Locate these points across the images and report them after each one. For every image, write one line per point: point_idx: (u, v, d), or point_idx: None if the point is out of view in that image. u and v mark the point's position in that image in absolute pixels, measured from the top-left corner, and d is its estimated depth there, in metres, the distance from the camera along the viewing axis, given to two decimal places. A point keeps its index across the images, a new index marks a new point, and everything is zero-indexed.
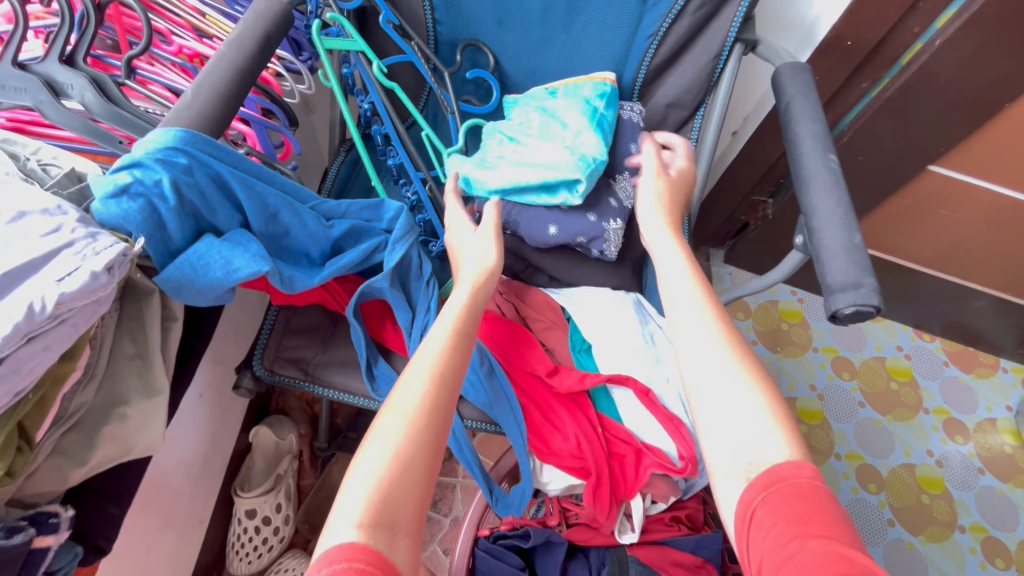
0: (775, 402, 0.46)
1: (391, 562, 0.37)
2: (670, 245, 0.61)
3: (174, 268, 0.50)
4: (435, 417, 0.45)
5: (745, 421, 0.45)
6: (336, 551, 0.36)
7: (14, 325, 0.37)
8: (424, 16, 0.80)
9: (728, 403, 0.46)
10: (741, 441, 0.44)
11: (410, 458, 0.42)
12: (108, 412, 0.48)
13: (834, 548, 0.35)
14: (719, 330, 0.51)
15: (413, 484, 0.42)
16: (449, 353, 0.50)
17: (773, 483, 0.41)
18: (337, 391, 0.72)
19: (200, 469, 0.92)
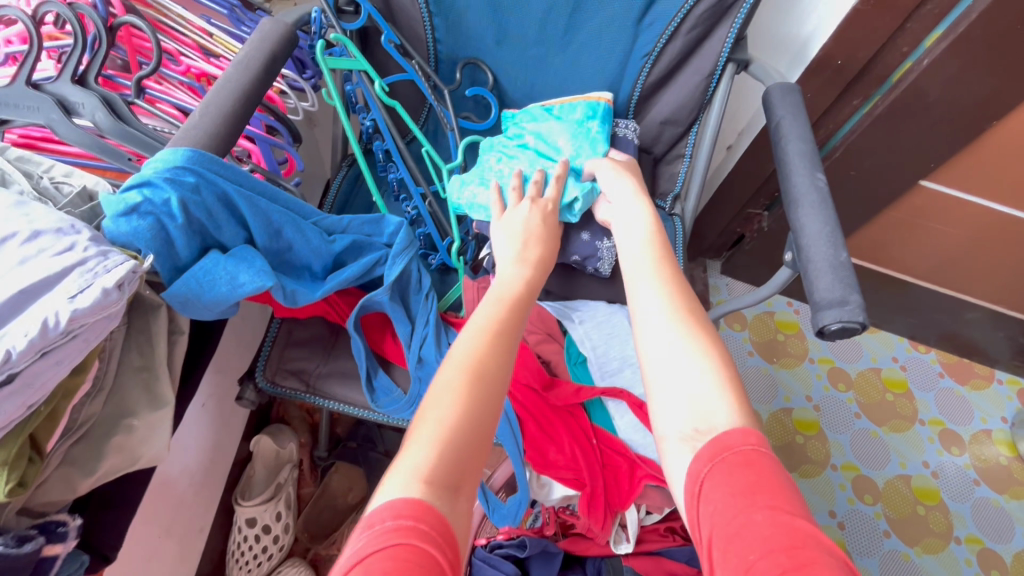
0: (726, 368, 0.46)
1: (452, 528, 0.38)
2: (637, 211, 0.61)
3: (181, 284, 0.52)
4: (491, 373, 0.47)
5: (696, 390, 0.45)
6: (401, 506, 0.38)
7: (29, 340, 0.38)
8: (425, 35, 0.82)
9: (679, 372, 0.46)
10: (690, 410, 0.44)
11: (470, 419, 0.44)
12: (115, 424, 0.49)
13: (779, 519, 0.36)
14: (673, 299, 0.51)
15: (471, 445, 0.43)
16: (508, 315, 0.51)
17: (720, 451, 0.41)
18: (337, 403, 0.73)
19: (201, 477, 0.93)
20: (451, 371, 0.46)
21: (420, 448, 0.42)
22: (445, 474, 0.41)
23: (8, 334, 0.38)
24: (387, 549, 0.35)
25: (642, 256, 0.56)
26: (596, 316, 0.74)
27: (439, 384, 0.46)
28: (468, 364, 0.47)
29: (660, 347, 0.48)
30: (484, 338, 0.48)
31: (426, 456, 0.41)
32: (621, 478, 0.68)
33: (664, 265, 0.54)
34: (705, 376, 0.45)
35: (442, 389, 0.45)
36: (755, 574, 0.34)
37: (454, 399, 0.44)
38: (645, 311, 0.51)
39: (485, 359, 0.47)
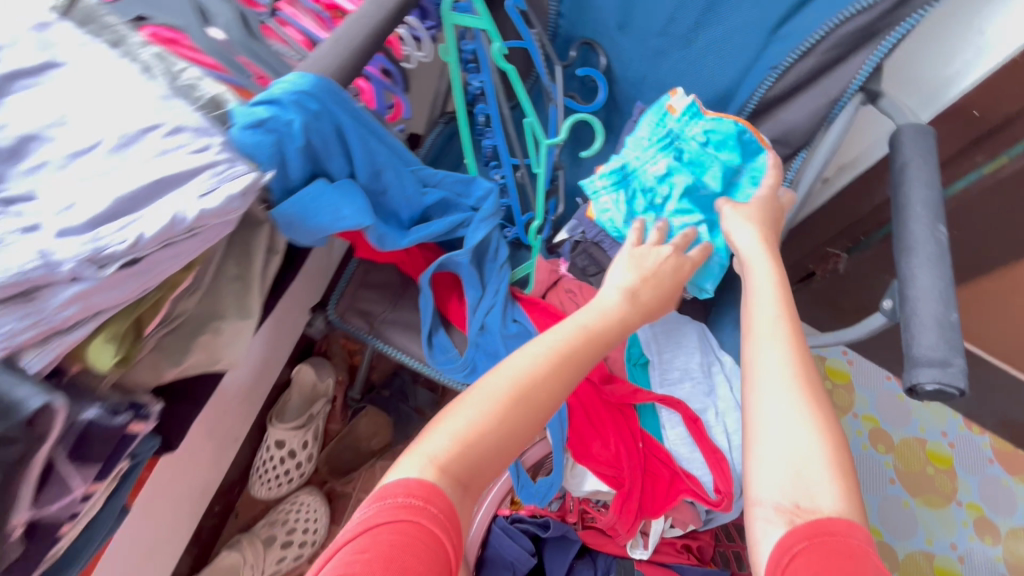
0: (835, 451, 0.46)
1: (456, 517, 0.42)
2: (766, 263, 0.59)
3: (290, 205, 0.53)
4: (540, 405, 0.48)
5: (799, 458, 0.46)
6: (414, 485, 0.41)
7: (157, 229, 0.40)
8: (549, 7, 0.82)
9: (783, 436, 0.47)
10: (790, 483, 0.45)
11: (488, 436, 0.46)
12: (204, 323, 0.52)
13: None
14: (792, 370, 0.50)
15: (487, 457, 0.46)
16: (571, 345, 0.51)
17: (817, 533, 0.42)
18: (394, 349, 0.75)
19: (246, 391, 0.98)
20: (502, 382, 0.48)
21: (441, 437, 0.45)
22: (457, 468, 0.44)
23: (141, 219, 0.40)
24: (394, 525, 0.40)
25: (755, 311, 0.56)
26: (666, 320, 0.72)
27: (480, 388, 0.48)
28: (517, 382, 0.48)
29: (770, 407, 0.49)
30: (547, 363, 0.49)
31: (444, 446, 0.44)
32: (659, 487, 0.67)
33: (786, 324, 0.53)
34: (816, 452, 0.46)
35: (487, 396, 0.47)
36: None
37: (488, 409, 0.46)
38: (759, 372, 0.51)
39: (533, 388, 0.48)
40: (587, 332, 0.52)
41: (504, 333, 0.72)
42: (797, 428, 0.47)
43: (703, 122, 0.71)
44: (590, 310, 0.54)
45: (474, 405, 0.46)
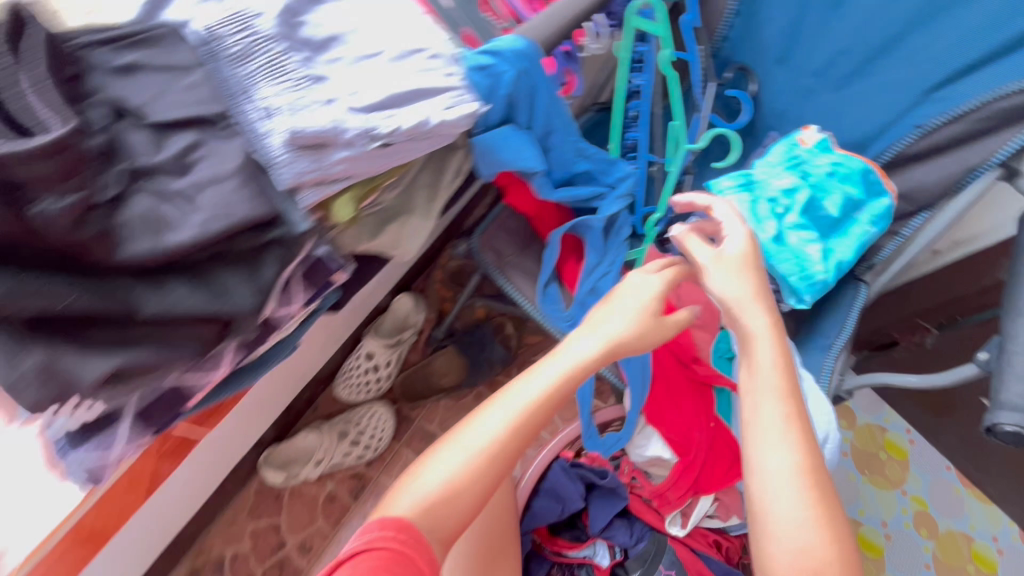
0: (836, 530, 0.49)
1: (425, 541, 0.49)
2: (761, 329, 0.56)
3: (487, 136, 0.64)
4: (510, 452, 0.54)
5: (802, 536, 0.48)
6: (388, 521, 0.50)
7: (413, 125, 0.52)
8: (719, 30, 0.91)
9: (790, 514, 0.49)
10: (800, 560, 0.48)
11: (461, 489, 0.51)
12: (397, 215, 0.64)
13: None
14: (794, 451, 0.51)
15: (460, 505, 0.51)
16: (540, 403, 0.54)
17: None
18: (512, 288, 0.85)
19: (358, 302, 1.11)
20: (470, 449, 0.52)
21: (411, 491, 0.51)
22: (429, 515, 0.50)
23: (403, 115, 0.52)
24: (373, 549, 0.48)
25: (755, 386, 0.55)
26: None
27: (448, 446, 0.53)
28: (486, 446, 0.53)
29: (777, 486, 0.50)
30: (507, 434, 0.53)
31: (415, 497, 0.51)
32: (717, 466, 0.76)
33: (786, 405, 0.53)
34: (818, 534, 0.48)
35: (452, 461, 0.52)
36: None
37: (455, 468, 0.52)
38: (763, 449, 0.52)
39: (501, 446, 0.53)
40: (552, 390, 0.55)
41: None
42: (799, 511, 0.49)
43: (831, 155, 0.79)
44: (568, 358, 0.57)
45: (442, 465, 0.52)
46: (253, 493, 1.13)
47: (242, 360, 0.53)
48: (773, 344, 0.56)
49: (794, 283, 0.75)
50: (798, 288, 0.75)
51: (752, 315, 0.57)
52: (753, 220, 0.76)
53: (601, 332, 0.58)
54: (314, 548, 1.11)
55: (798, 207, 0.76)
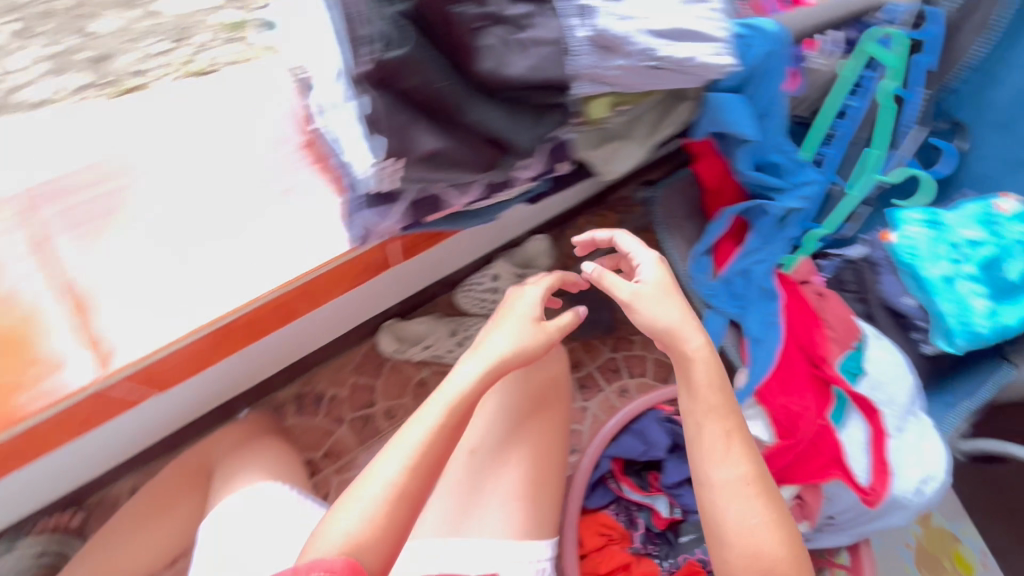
0: (788, 531, 0.56)
1: (360, 568, 0.51)
2: (687, 351, 0.64)
3: (721, 96, 0.72)
4: (436, 451, 0.59)
5: (756, 537, 0.55)
6: (316, 564, 0.49)
7: (682, 58, 0.61)
8: (948, 81, 0.91)
9: (741, 516, 0.56)
10: (759, 556, 0.54)
11: (402, 496, 0.56)
12: (618, 138, 0.74)
13: None
14: (737, 459, 0.59)
15: (395, 526, 0.54)
16: (449, 412, 0.62)
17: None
18: (670, 244, 0.91)
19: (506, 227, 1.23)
20: (392, 472, 0.56)
21: (348, 518, 0.53)
22: (363, 546, 0.52)
23: (677, 48, 0.62)
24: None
25: (698, 411, 0.62)
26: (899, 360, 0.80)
27: (381, 462, 0.57)
28: (411, 461, 0.57)
29: (727, 494, 0.58)
30: (434, 435, 0.60)
31: (348, 525, 0.53)
32: (814, 461, 0.77)
33: (720, 425, 0.61)
34: (771, 534, 0.55)
35: (381, 484, 0.56)
36: None
37: (387, 492, 0.55)
38: (712, 461, 0.60)
39: (429, 449, 0.59)
40: (459, 401, 0.63)
41: (761, 284, 0.86)
42: (750, 514, 0.56)
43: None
44: (450, 385, 0.64)
45: (365, 495, 0.55)
46: (363, 353, 1.29)
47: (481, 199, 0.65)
48: (698, 361, 0.64)
49: (949, 322, 0.77)
50: (953, 329, 0.77)
51: (667, 310, 0.65)
52: (928, 253, 0.79)
53: (487, 360, 0.66)
54: (397, 417, 1.24)
55: (976, 258, 0.78)
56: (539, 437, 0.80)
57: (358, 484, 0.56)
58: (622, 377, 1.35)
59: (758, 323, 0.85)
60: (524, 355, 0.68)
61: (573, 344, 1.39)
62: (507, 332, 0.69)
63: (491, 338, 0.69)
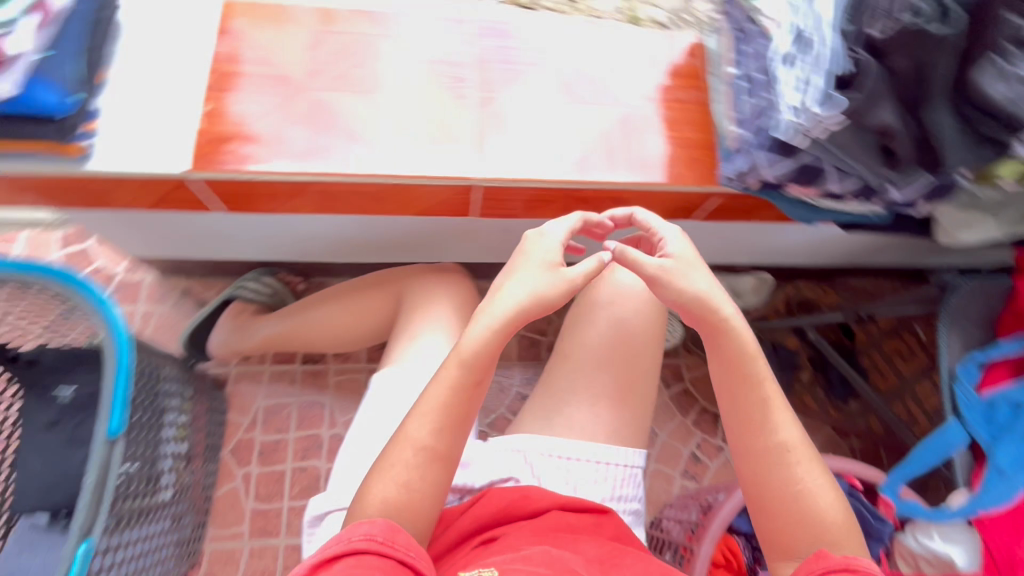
0: (812, 484, 0.67)
1: (397, 527, 0.60)
2: (716, 326, 0.70)
3: None
4: (457, 407, 0.67)
5: (784, 487, 0.67)
6: (359, 527, 0.58)
7: None
8: None
9: (769, 472, 0.68)
10: (788, 500, 0.66)
11: (437, 451, 0.66)
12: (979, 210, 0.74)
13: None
14: (768, 418, 0.69)
15: (436, 480, 0.66)
16: (462, 370, 0.67)
17: (815, 568, 0.60)
18: (946, 333, 0.86)
19: (748, 250, 1.26)
20: (419, 436, 0.65)
21: (385, 484, 0.63)
22: (402, 505, 0.63)
23: None
24: (357, 555, 0.55)
25: (732, 379, 0.71)
26: None
27: (411, 425, 0.66)
28: (434, 423, 0.66)
29: (757, 453, 0.69)
30: (439, 407, 0.66)
31: (391, 489, 0.63)
32: None
33: (753, 390, 0.70)
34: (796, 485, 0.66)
35: (410, 452, 0.65)
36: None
37: (414, 457, 0.65)
38: (742, 426, 0.70)
39: (442, 406, 0.66)
40: (465, 356, 0.67)
41: None
42: (775, 469, 0.67)
43: None
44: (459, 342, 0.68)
45: (400, 462, 0.65)
46: None
47: (841, 192, 0.70)
48: (727, 326, 0.70)
49: None
50: None
51: (694, 280, 0.70)
52: None
53: (501, 313, 0.68)
54: None
55: None
56: (639, 352, 0.86)
57: (389, 446, 0.66)
58: None
59: (1010, 457, 0.78)
60: (541, 309, 0.69)
61: None
62: (523, 284, 0.69)
63: (499, 296, 0.70)
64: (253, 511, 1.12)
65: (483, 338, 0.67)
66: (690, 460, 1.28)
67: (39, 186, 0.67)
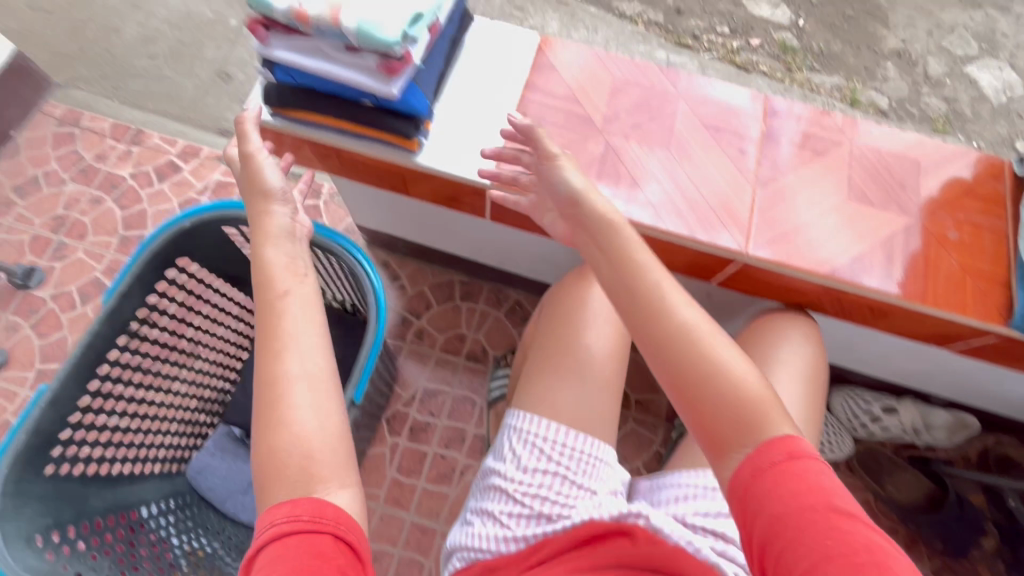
0: (740, 383, 0.57)
1: (319, 500, 0.57)
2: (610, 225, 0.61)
3: None
4: (291, 325, 0.63)
5: (718, 387, 0.57)
6: (276, 510, 0.56)
7: None
8: None
9: (694, 371, 0.57)
10: (732, 402, 0.57)
11: (311, 366, 0.62)
12: None
13: (848, 523, 0.51)
14: (674, 314, 0.58)
15: (321, 388, 0.61)
16: (281, 304, 0.64)
17: (775, 456, 0.54)
18: None
19: (954, 386, 1.14)
20: (291, 372, 0.61)
21: (274, 432, 0.59)
22: (312, 443, 0.59)
23: None
24: (291, 536, 0.54)
25: (621, 277, 0.61)
26: None
27: (284, 364, 0.61)
28: (279, 346, 0.62)
29: (668, 354, 0.58)
30: (280, 325, 0.63)
31: (292, 436, 0.58)
32: None
33: (653, 286, 0.59)
34: (728, 379, 0.57)
35: (280, 377, 0.60)
36: (809, 529, 0.50)
37: (291, 385, 0.60)
38: (646, 329, 0.59)
39: (298, 330, 0.63)
40: (273, 293, 0.65)
41: None
42: (696, 367, 0.57)
43: None
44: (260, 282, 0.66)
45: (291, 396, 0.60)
46: None
47: None
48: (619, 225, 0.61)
49: None
50: None
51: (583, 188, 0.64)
52: None
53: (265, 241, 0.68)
54: None
55: None
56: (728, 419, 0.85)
57: (278, 386, 0.60)
58: None
59: None
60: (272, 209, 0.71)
61: (902, 531, 1.22)
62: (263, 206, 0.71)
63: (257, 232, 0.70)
64: (392, 480, 1.20)
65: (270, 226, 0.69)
66: None
67: (362, 165, 0.77)
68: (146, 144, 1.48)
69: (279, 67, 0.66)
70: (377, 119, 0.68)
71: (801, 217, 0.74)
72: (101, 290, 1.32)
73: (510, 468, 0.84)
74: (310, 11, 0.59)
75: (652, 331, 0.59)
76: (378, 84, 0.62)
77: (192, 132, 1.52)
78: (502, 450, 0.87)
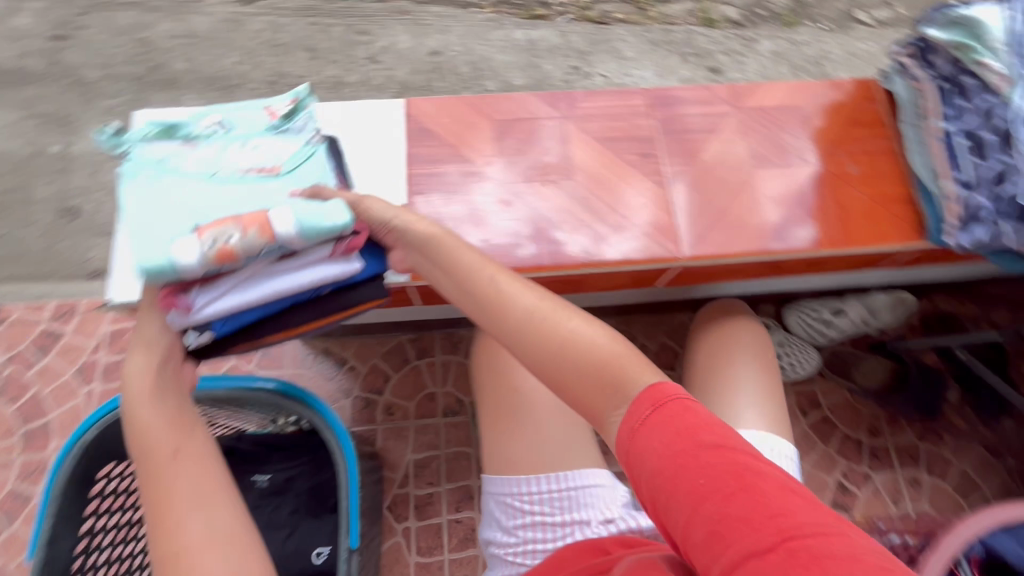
0: (593, 325, 0.64)
1: None
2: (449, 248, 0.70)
3: None
4: (186, 486, 0.65)
5: (578, 339, 0.63)
6: None
7: None
8: None
9: (553, 328, 0.64)
10: (597, 344, 0.62)
11: (214, 526, 0.63)
12: None
13: (724, 450, 0.53)
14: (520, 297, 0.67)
15: (231, 550, 0.63)
16: (173, 470, 0.66)
17: (653, 398, 0.57)
18: None
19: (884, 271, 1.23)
20: (184, 540, 0.62)
21: None
22: None
23: None
24: None
25: (468, 281, 0.69)
26: None
27: (184, 534, 0.62)
28: (166, 517, 0.63)
29: (529, 325, 0.64)
30: (167, 494, 0.64)
31: None
32: None
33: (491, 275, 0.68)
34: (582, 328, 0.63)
35: (177, 550, 0.61)
36: (691, 459, 0.53)
37: (189, 560, 0.61)
38: (501, 313, 0.66)
39: (185, 489, 0.65)
40: (158, 450, 0.67)
41: None
42: (553, 323, 0.64)
43: None
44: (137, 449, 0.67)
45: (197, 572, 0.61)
46: (679, 322, 1.39)
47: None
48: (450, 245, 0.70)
49: None
50: None
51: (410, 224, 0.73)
52: None
53: (151, 397, 0.70)
54: None
55: None
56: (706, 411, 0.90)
57: (170, 563, 0.61)
58: (919, 468, 1.28)
59: None
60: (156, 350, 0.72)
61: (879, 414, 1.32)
62: (142, 362, 0.71)
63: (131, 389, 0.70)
64: (416, 565, 1.15)
65: (150, 380, 0.71)
66: (838, 489, 1.26)
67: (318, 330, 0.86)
68: (9, 319, 1.29)
69: (235, 314, 0.73)
70: (343, 300, 0.78)
71: (718, 203, 0.79)
72: (25, 500, 1.16)
73: (500, 534, 0.85)
74: (250, 237, 0.67)
75: (509, 311, 0.66)
76: (345, 264, 0.75)
77: (58, 288, 1.34)
78: (490, 517, 0.88)
